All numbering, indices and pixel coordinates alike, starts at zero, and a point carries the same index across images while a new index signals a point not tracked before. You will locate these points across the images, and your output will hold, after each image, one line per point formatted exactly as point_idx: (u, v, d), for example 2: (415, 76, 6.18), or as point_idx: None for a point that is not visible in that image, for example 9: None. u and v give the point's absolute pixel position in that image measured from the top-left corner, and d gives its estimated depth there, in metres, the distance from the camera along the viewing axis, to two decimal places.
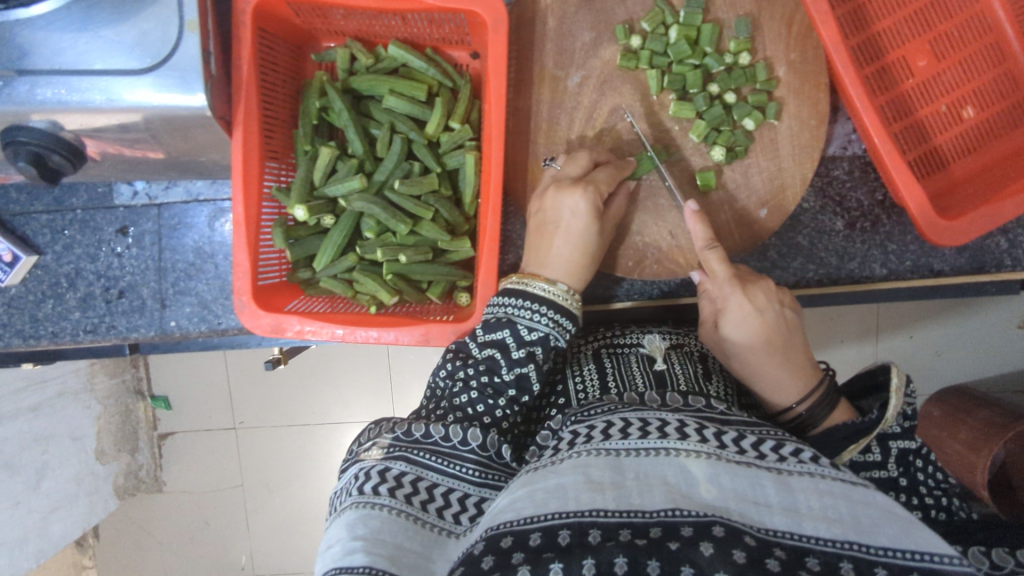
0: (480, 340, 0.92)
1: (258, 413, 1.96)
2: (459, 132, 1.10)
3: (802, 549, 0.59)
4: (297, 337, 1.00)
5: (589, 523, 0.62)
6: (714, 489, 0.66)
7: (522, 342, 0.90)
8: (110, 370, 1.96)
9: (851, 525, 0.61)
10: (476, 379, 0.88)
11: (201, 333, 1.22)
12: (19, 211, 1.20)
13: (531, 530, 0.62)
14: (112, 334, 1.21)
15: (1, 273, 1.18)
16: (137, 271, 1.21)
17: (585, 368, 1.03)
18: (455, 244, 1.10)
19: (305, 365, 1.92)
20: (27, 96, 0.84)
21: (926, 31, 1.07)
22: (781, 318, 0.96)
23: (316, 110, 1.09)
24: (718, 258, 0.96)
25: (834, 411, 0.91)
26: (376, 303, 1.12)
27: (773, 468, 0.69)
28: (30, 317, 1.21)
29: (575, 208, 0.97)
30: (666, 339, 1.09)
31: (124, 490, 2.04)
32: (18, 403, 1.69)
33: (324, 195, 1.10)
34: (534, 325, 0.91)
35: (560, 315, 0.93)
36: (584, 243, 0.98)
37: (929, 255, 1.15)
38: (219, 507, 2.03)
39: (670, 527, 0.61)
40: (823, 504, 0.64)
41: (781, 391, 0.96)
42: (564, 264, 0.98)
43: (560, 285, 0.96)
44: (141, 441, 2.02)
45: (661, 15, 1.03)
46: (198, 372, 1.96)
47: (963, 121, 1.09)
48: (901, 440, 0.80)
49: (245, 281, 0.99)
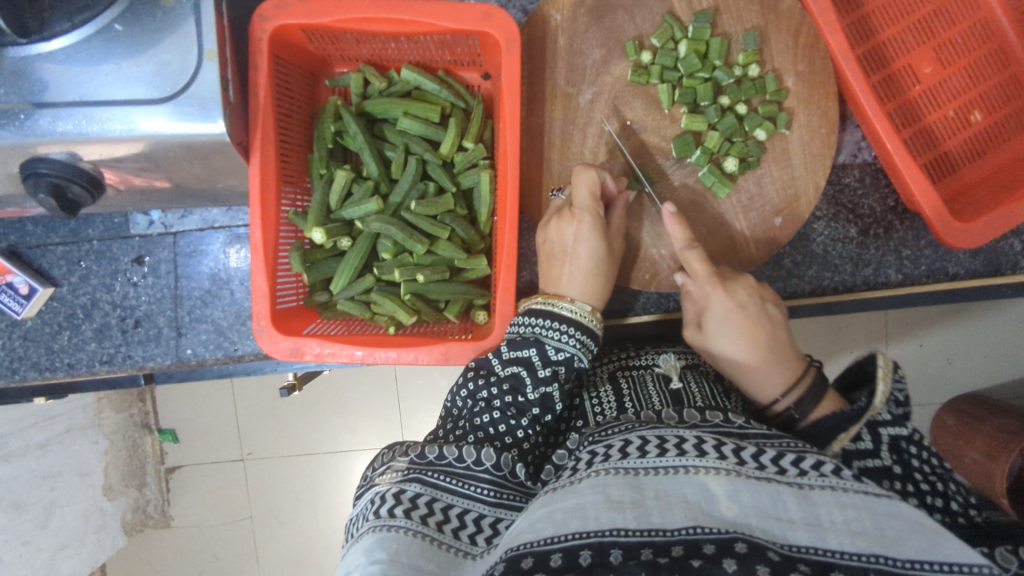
0: (504, 357, 0.91)
1: (268, 443, 1.95)
2: (473, 151, 1.10)
3: (826, 564, 0.58)
4: (316, 360, 0.99)
5: (611, 543, 0.61)
6: (735, 506, 0.64)
7: (548, 361, 0.89)
8: (116, 405, 1.95)
9: (876, 537, 0.60)
10: (500, 399, 0.87)
11: (217, 360, 1.21)
12: (35, 244, 1.19)
13: (552, 551, 0.61)
14: (128, 363, 1.20)
15: (17, 306, 1.17)
16: (153, 300, 1.20)
17: (601, 391, 1.02)
18: (472, 262, 1.09)
19: (318, 395, 1.91)
20: (48, 128, 0.85)
21: (929, 40, 1.09)
22: (765, 312, 0.98)
23: (331, 134, 1.10)
24: (698, 257, 0.98)
25: (821, 403, 0.88)
26: (395, 324, 1.09)
27: (794, 483, 0.67)
28: (46, 349, 1.20)
29: (578, 236, 0.97)
30: (682, 358, 1.07)
31: (131, 526, 2.02)
32: (27, 440, 1.69)
33: (341, 217, 1.10)
34: (562, 346, 0.91)
35: (585, 335, 0.93)
36: (595, 265, 0.98)
37: (944, 259, 1.15)
38: (228, 540, 2.01)
39: (692, 544, 0.60)
40: (847, 518, 0.62)
41: (768, 383, 0.94)
42: (579, 289, 0.98)
43: (583, 305, 0.96)
44: (148, 475, 2.00)
45: (670, 30, 1.04)
46: (207, 401, 1.95)
47: (971, 125, 1.10)
48: (892, 427, 0.76)
49: (264, 305, 0.99)
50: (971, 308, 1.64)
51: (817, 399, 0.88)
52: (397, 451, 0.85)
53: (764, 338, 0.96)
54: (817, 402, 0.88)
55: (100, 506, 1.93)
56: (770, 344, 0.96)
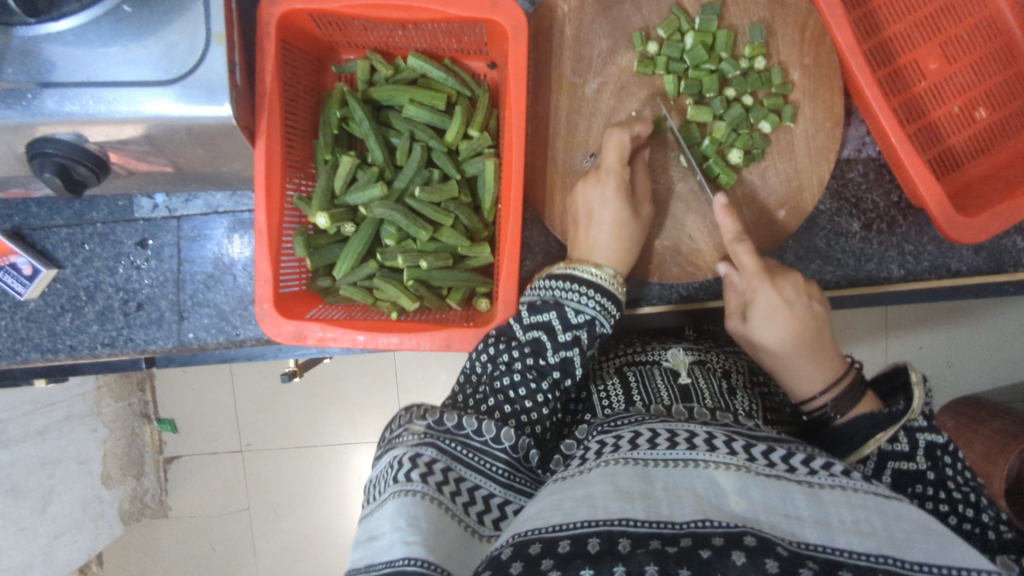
0: (525, 322, 0.93)
1: (265, 435, 1.96)
2: (477, 140, 1.10)
3: (835, 563, 0.58)
4: (318, 345, 1.00)
5: (620, 532, 0.60)
6: (744, 501, 0.64)
7: (569, 325, 0.92)
8: (116, 394, 1.96)
9: (885, 539, 0.60)
10: (521, 362, 0.89)
11: (218, 344, 1.21)
12: (39, 225, 1.20)
13: (560, 538, 0.60)
14: (130, 346, 1.21)
15: (19, 287, 1.17)
16: (156, 284, 1.21)
17: (608, 383, 1.02)
18: (475, 249, 1.09)
19: (316, 387, 1.93)
20: (54, 109, 0.85)
21: (935, 36, 1.09)
22: (810, 309, 0.97)
23: (337, 121, 1.10)
24: (747, 251, 0.97)
25: (858, 403, 0.89)
26: (397, 310, 1.10)
27: (803, 481, 0.67)
28: (48, 331, 1.20)
29: (603, 199, 0.99)
30: (690, 354, 1.08)
31: (129, 515, 2.02)
32: (26, 426, 1.67)
33: (345, 203, 1.10)
34: (582, 308, 0.93)
35: (607, 299, 0.95)
36: (620, 229, 0.99)
37: (946, 255, 1.15)
38: (225, 532, 2.02)
39: (701, 537, 0.59)
40: (856, 517, 0.62)
41: (808, 379, 0.95)
42: (606, 252, 0.99)
43: (606, 269, 0.98)
44: (147, 465, 2.02)
45: (677, 21, 1.04)
46: (205, 390, 1.97)
47: (975, 122, 1.10)
48: (928, 433, 0.79)
49: (267, 289, 0.99)
50: (972, 307, 1.64)
51: (854, 400, 0.89)
52: (413, 414, 0.84)
53: (808, 335, 0.96)
54: (856, 401, 0.89)
55: (98, 493, 1.92)
56: (815, 341, 0.96)
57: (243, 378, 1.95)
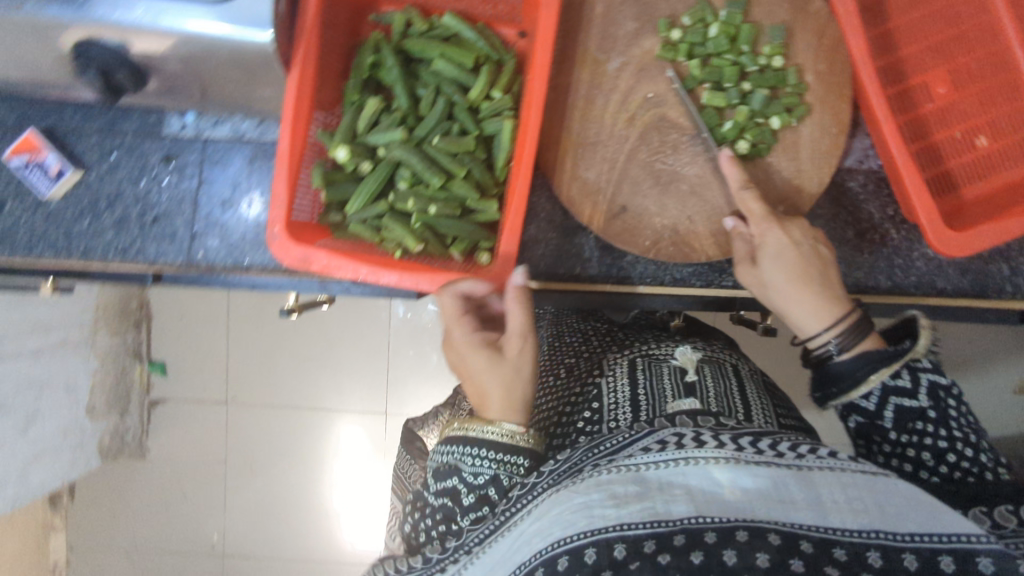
0: (435, 488, 1.03)
1: (252, 391, 2.05)
2: (499, 101, 1.15)
3: (830, 541, 0.75)
4: (323, 272, 1.03)
5: (616, 537, 0.77)
6: (738, 492, 0.81)
7: (471, 487, 0.99)
8: (110, 329, 1.97)
9: (877, 515, 0.78)
10: (437, 528, 1.02)
11: (225, 268, 1.26)
12: (72, 129, 1.25)
13: (561, 553, 0.78)
14: (141, 257, 1.25)
15: (44, 185, 1.22)
16: (174, 200, 1.25)
17: (619, 379, 1.22)
18: (483, 204, 1.14)
19: (306, 349, 2.03)
20: (105, 15, 0.89)
21: (946, 62, 1.14)
22: (817, 251, 1.02)
23: (368, 65, 1.15)
24: (753, 198, 1.03)
25: (863, 338, 0.98)
26: (401, 251, 1.14)
27: (794, 465, 0.85)
28: (65, 232, 1.24)
29: (461, 355, 1.03)
30: (698, 352, 1.30)
31: (107, 451, 2.06)
32: (22, 345, 1.68)
33: (365, 143, 1.15)
34: (478, 470, 0.99)
35: (501, 453, 0.98)
36: (494, 371, 1.00)
37: (933, 273, 1.20)
38: (198, 481, 2.10)
39: (694, 534, 0.76)
40: (849, 497, 0.80)
41: (811, 318, 1.00)
42: (496, 399, 1.00)
43: (502, 424, 0.99)
44: (132, 403, 2.04)
45: (702, 12, 1.09)
46: (200, 339, 2.03)
47: (975, 149, 1.13)
48: (930, 372, 0.96)
49: (281, 213, 1.03)
50: None
51: (858, 336, 0.98)
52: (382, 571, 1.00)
53: (814, 275, 1.00)
54: (858, 338, 0.98)
55: (80, 423, 1.94)
56: (820, 282, 1.00)
57: (237, 332, 2.03)
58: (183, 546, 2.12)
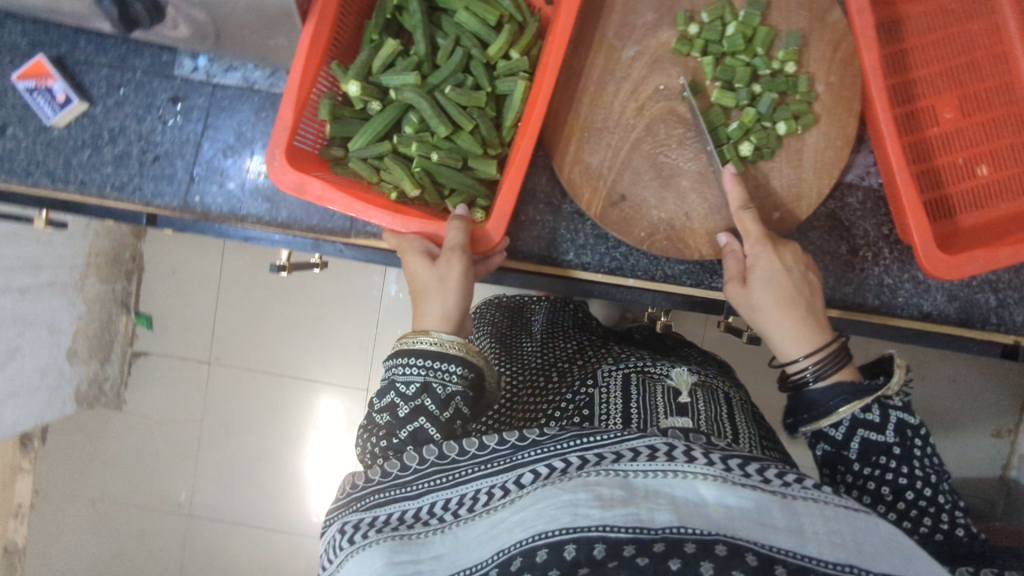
0: (376, 406, 0.95)
1: (236, 355, 2.04)
2: (516, 61, 1.14)
3: (805, 568, 0.70)
4: (315, 201, 1.02)
5: (596, 537, 0.73)
6: (722, 509, 0.75)
7: (406, 398, 0.93)
8: (102, 276, 1.96)
9: (854, 549, 0.73)
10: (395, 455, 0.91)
11: (220, 215, 1.26)
12: (83, 59, 1.25)
13: (539, 547, 0.73)
14: (137, 195, 1.25)
15: (48, 111, 1.22)
16: (176, 141, 1.25)
17: (613, 391, 1.17)
18: (484, 161, 1.15)
19: (297, 318, 2.02)
20: None
21: (955, 88, 1.15)
22: (805, 278, 1.03)
23: (392, 7, 1.15)
24: (751, 218, 1.04)
25: (840, 370, 0.98)
26: (398, 193, 1.16)
27: (778, 492, 0.79)
28: (64, 160, 1.24)
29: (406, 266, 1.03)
30: (693, 376, 1.27)
31: (84, 396, 2.02)
32: (8, 281, 1.64)
33: (378, 83, 1.15)
34: (410, 377, 0.93)
35: (431, 360, 0.93)
36: (434, 284, 1.00)
37: (920, 296, 1.20)
38: (172, 437, 2.09)
39: (673, 543, 0.72)
40: (828, 529, 0.74)
41: (794, 342, 1.00)
42: (435, 320, 0.99)
43: (442, 334, 0.96)
44: (114, 353, 2.03)
45: (721, 10, 1.09)
46: (189, 296, 2.03)
47: (975, 177, 1.15)
48: (901, 411, 0.95)
49: (283, 136, 1.04)
50: None
51: (835, 367, 0.98)
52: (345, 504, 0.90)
53: (800, 304, 1.01)
54: (835, 369, 0.98)
55: (60, 367, 1.90)
56: (804, 310, 1.01)
57: (228, 293, 2.02)
58: (149, 500, 2.12)
